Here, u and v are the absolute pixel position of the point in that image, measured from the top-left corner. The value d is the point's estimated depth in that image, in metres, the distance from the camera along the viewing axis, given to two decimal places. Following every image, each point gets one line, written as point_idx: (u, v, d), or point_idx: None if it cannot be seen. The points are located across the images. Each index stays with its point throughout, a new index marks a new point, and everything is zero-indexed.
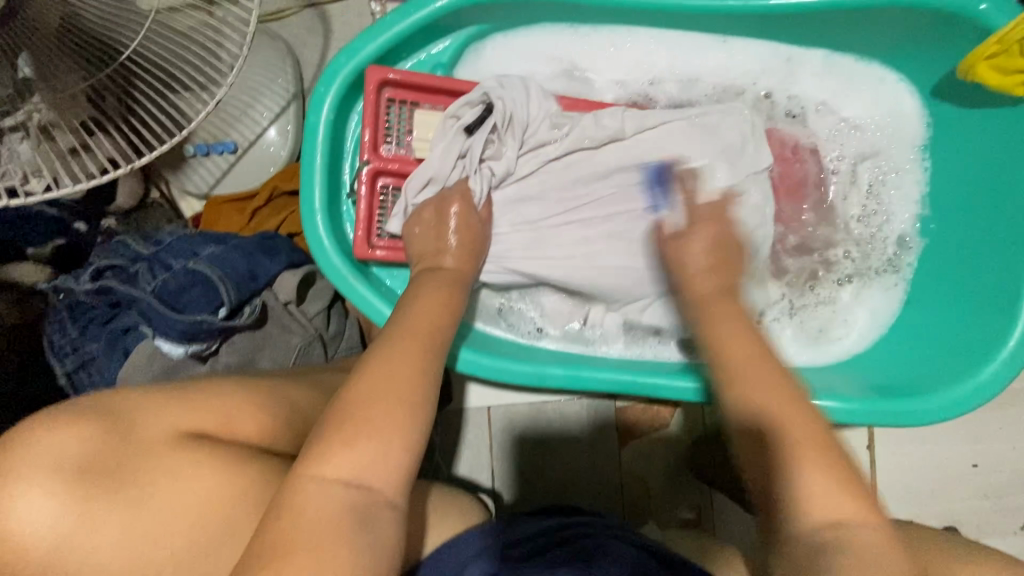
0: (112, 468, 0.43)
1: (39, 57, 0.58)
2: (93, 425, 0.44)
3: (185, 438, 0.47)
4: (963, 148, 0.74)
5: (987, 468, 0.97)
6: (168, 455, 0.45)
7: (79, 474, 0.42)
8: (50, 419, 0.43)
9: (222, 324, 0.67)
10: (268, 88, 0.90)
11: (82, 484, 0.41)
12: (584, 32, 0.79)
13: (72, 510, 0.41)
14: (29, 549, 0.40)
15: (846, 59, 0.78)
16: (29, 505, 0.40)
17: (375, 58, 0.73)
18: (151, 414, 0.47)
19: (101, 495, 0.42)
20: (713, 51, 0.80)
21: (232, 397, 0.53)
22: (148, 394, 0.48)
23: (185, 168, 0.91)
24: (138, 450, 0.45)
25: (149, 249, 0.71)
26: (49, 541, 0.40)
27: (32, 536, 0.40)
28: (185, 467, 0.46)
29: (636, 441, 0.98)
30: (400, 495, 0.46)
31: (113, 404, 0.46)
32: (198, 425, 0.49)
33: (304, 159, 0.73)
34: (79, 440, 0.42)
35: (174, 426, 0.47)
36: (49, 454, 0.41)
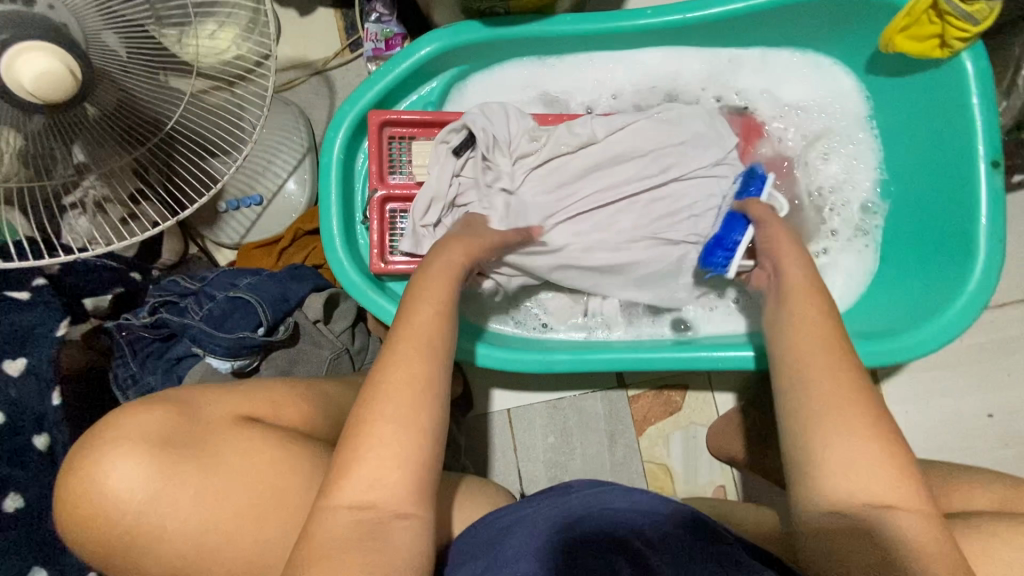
0: (190, 439, 0.52)
1: (91, 143, 0.71)
2: (168, 408, 0.53)
3: (244, 419, 0.56)
4: (905, 112, 0.82)
5: (1005, 416, 0.98)
6: (232, 430, 0.54)
7: (165, 442, 0.50)
8: (136, 404, 0.52)
9: (263, 339, 0.77)
10: (286, 145, 1.04)
11: (162, 453, 0.50)
12: (551, 61, 0.91)
13: (160, 470, 0.49)
14: (126, 503, 0.48)
15: (784, 52, 0.88)
16: (126, 466, 0.48)
17: (374, 104, 0.85)
18: (213, 401, 0.56)
19: (177, 461, 0.50)
20: (666, 60, 0.90)
21: (277, 390, 0.61)
22: (212, 389, 0.57)
23: (219, 222, 1.03)
24: (206, 428, 0.53)
25: (195, 285, 0.81)
26: (141, 497, 0.48)
27: (128, 492, 0.48)
28: (246, 439, 0.54)
29: (653, 428, 1.02)
30: (428, 445, 0.52)
31: (184, 395, 0.55)
32: (251, 412, 0.57)
33: (321, 195, 0.84)
34: (157, 419, 0.51)
35: (232, 410, 0.56)
36: (142, 426, 0.50)
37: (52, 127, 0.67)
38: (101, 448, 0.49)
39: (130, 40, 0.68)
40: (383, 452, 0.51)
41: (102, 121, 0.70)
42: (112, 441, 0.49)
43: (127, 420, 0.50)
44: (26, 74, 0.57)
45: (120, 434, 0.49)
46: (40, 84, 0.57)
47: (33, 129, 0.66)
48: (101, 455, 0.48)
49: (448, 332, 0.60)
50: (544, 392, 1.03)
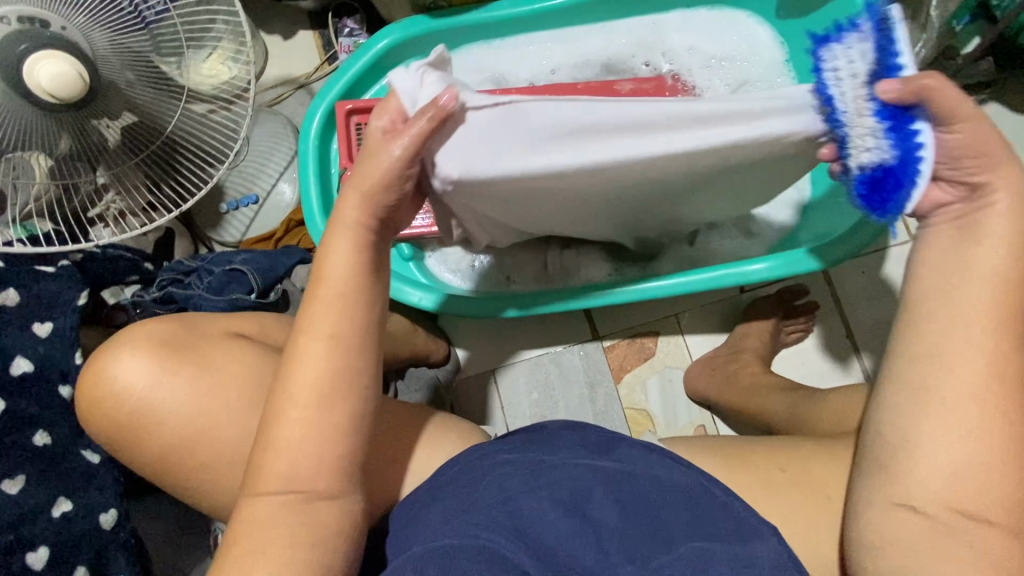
0: (188, 343, 0.61)
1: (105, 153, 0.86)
2: (170, 321, 0.62)
3: (235, 334, 0.64)
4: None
5: None
6: (223, 339, 0.63)
7: (165, 344, 0.60)
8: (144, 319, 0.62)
9: (255, 302, 0.87)
10: (276, 149, 1.16)
11: (163, 350, 0.59)
12: (496, 46, 1.02)
13: (159, 365, 0.58)
14: (132, 394, 0.58)
15: (703, 12, 0.97)
16: (133, 363, 0.58)
17: (342, 95, 0.97)
18: (211, 321, 0.65)
19: (175, 359, 0.59)
20: (600, 30, 1.00)
21: (264, 319, 0.70)
22: (210, 316, 0.66)
23: (222, 222, 1.15)
24: (203, 335, 0.62)
25: (196, 264, 0.92)
26: (144, 387, 0.57)
27: (132, 384, 0.57)
28: (234, 345, 0.62)
29: (630, 375, 1.07)
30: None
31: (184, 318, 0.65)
32: (242, 328, 0.66)
33: (302, 178, 0.94)
34: (162, 327, 0.61)
35: (229, 327, 0.65)
36: (146, 332, 0.60)
37: (70, 137, 0.81)
38: (115, 347, 0.59)
39: (134, 65, 0.82)
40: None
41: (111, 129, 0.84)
42: (126, 341, 0.59)
43: (138, 327, 0.60)
44: (43, 77, 0.70)
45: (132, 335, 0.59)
46: (55, 83, 0.70)
47: (59, 143, 0.81)
48: (117, 351, 0.59)
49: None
50: (525, 350, 1.10)
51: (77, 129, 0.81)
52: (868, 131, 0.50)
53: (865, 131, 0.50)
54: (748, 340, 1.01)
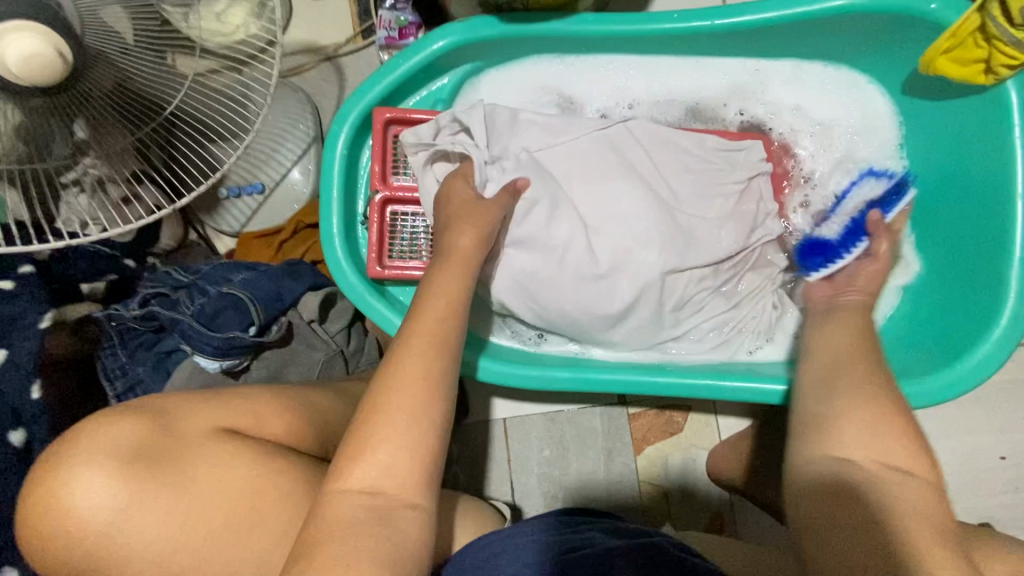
0: (162, 452, 0.53)
1: (93, 122, 0.67)
2: (138, 419, 0.53)
3: (223, 431, 0.57)
4: (951, 136, 0.75)
5: (1016, 460, 0.94)
6: (208, 443, 0.55)
7: (134, 457, 0.51)
8: (105, 416, 0.53)
9: (254, 340, 0.74)
10: (291, 132, 1.00)
11: (131, 471, 0.50)
12: (570, 63, 0.86)
13: (126, 490, 0.50)
14: (91, 520, 0.49)
15: (816, 66, 0.82)
16: (92, 486, 0.49)
17: (382, 98, 0.82)
18: (190, 415, 0.56)
19: (146, 479, 0.51)
20: (693, 66, 0.85)
21: (262, 400, 0.62)
22: (190, 399, 0.58)
23: (219, 209, 1.00)
24: (181, 439, 0.54)
25: (189, 278, 0.80)
26: (107, 516, 0.49)
27: (92, 511, 0.49)
28: (221, 453, 0.54)
29: (652, 447, 0.99)
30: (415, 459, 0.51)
31: (157, 403, 0.56)
32: (232, 424, 0.58)
33: (322, 192, 0.81)
34: (130, 432, 0.52)
35: (211, 422, 0.57)
36: (110, 440, 0.51)
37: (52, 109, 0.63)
38: (69, 463, 0.50)
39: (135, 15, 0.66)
40: (377, 475, 0.50)
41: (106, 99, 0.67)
42: (82, 451, 0.50)
43: (96, 432, 0.51)
44: (11, 55, 0.54)
45: (91, 446, 0.50)
46: (27, 66, 0.55)
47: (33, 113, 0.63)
48: (70, 470, 0.49)
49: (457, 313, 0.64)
50: (542, 403, 1.01)
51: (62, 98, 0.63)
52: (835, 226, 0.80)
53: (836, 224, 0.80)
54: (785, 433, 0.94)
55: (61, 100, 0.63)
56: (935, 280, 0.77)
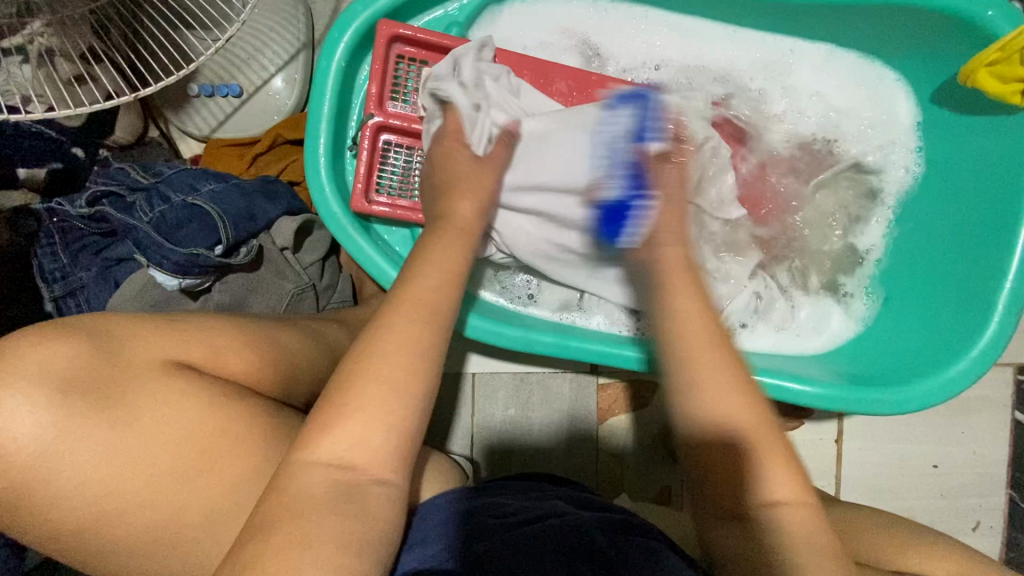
0: (103, 385, 0.48)
1: None
2: (77, 340, 0.48)
3: (174, 365, 0.51)
4: (967, 152, 0.74)
5: (947, 469, 1.00)
6: (155, 379, 0.49)
7: (67, 388, 0.46)
8: (39, 333, 0.47)
9: (219, 261, 0.67)
10: (278, 34, 0.89)
11: (64, 399, 0.45)
12: (600, 8, 0.79)
13: (57, 423, 0.45)
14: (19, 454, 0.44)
15: (849, 55, 0.79)
16: (19, 414, 0.44)
17: (390, 10, 0.73)
18: (135, 339, 0.51)
19: (81, 406, 0.46)
20: (726, 36, 0.80)
21: (219, 334, 0.56)
22: (136, 323, 0.53)
23: (187, 107, 0.89)
24: (125, 370, 0.49)
25: (148, 181, 0.71)
26: (37, 450, 0.44)
27: (22, 444, 0.44)
28: (170, 392, 0.49)
29: (616, 418, 1.00)
30: (394, 420, 0.48)
31: (99, 325, 0.51)
32: (185, 356, 0.53)
33: (311, 104, 0.72)
34: (66, 353, 0.47)
35: (163, 352, 0.51)
36: (42, 365, 0.46)
37: None
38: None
39: None
40: (348, 446, 0.46)
41: None
42: (8, 376, 0.44)
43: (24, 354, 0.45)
44: None
45: (16, 367, 0.45)
46: None
47: None
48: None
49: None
50: (514, 363, 0.99)
51: None
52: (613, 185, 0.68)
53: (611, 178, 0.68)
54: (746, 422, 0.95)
55: None
56: (922, 289, 0.77)
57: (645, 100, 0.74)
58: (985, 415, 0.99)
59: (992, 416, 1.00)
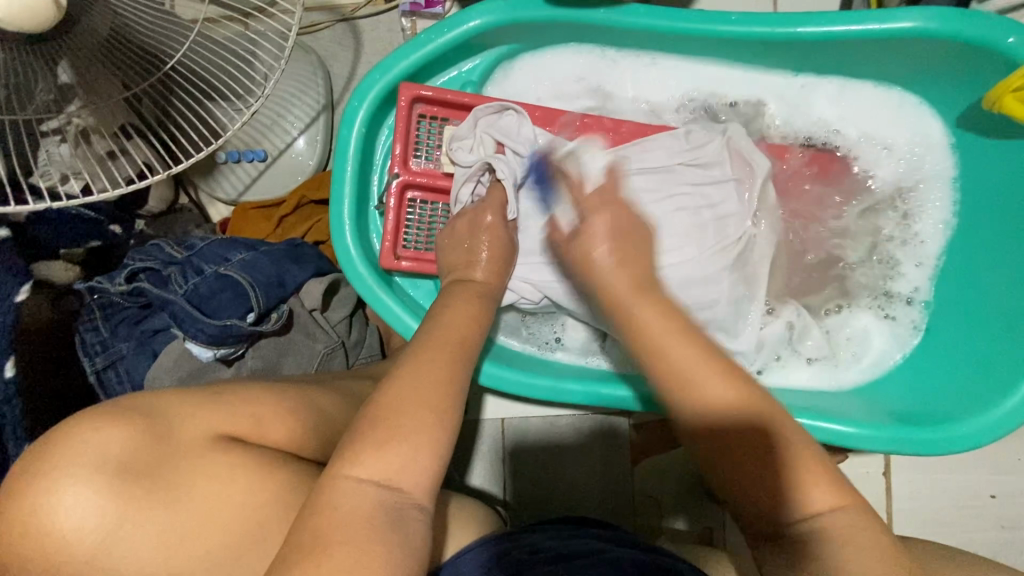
0: (154, 467, 0.47)
1: (79, 65, 0.62)
2: (126, 421, 0.47)
3: (220, 440, 0.51)
4: (1005, 176, 0.72)
5: (1006, 499, 0.95)
6: (202, 457, 0.49)
7: (122, 474, 0.45)
8: (94, 415, 0.47)
9: (252, 329, 0.69)
10: (299, 99, 0.92)
11: (119, 484, 0.45)
12: (610, 56, 0.80)
13: (113, 509, 0.44)
14: (74, 547, 0.43)
15: (865, 83, 0.78)
16: (74, 503, 0.43)
17: (408, 75, 0.75)
18: (186, 417, 0.51)
19: (133, 491, 0.45)
20: (738, 74, 0.80)
21: (262, 405, 0.56)
22: (185, 398, 0.52)
23: (216, 174, 0.93)
24: (173, 451, 0.48)
25: (182, 254, 0.73)
26: (93, 537, 0.44)
27: (77, 533, 0.43)
28: (212, 468, 0.49)
29: (650, 458, 0.98)
30: (424, 498, 0.48)
31: (152, 403, 0.50)
32: (233, 429, 0.53)
33: (335, 169, 0.74)
34: (121, 436, 0.46)
35: (207, 427, 0.51)
36: (95, 451, 0.45)
37: (40, 47, 0.58)
38: (47, 481, 0.43)
39: None
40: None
41: (98, 45, 0.61)
42: (64, 465, 0.44)
43: (82, 441, 0.45)
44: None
45: (73, 453, 0.44)
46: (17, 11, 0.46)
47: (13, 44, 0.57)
48: (48, 491, 0.43)
49: (477, 326, 0.61)
50: (542, 406, 0.98)
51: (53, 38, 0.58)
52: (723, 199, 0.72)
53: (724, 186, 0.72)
54: None
55: (50, 41, 0.58)
56: (966, 319, 0.74)
57: (665, 144, 0.75)
58: None
59: None
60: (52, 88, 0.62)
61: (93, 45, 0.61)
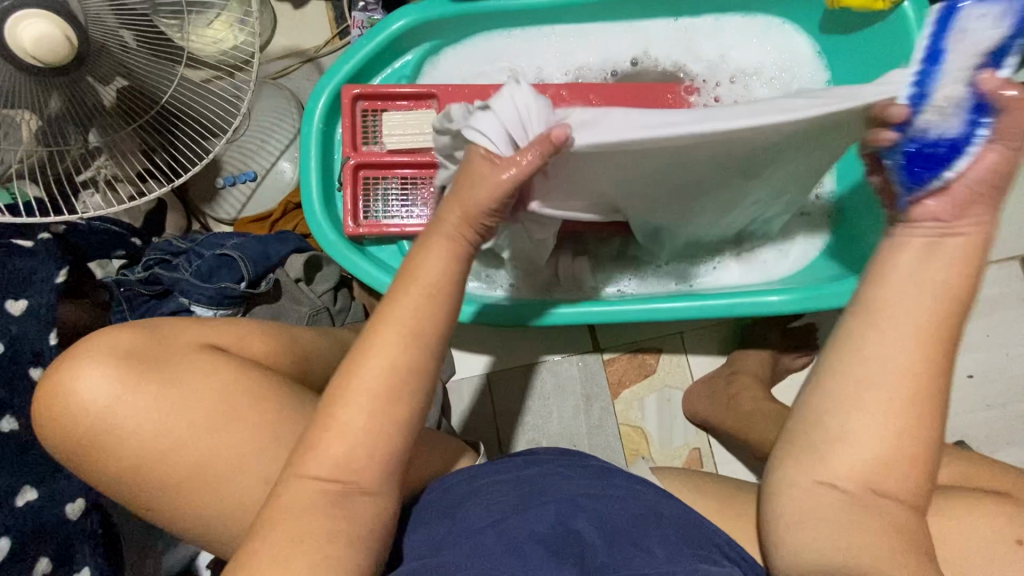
0: (156, 360, 0.59)
1: (105, 128, 0.81)
2: (136, 331, 0.60)
3: (206, 347, 0.62)
4: (873, 64, 0.82)
5: (985, 378, 0.97)
6: (193, 355, 0.60)
7: (132, 362, 0.58)
8: (112, 327, 0.60)
9: (244, 292, 0.84)
10: (279, 126, 1.11)
11: (128, 369, 0.57)
12: (517, 36, 0.96)
13: (123, 389, 0.56)
14: (95, 416, 0.56)
15: (735, 16, 0.91)
16: (95, 383, 0.56)
17: (351, 77, 0.91)
18: (180, 330, 0.62)
19: (141, 374, 0.57)
20: (626, 29, 0.94)
21: (241, 327, 0.66)
22: (179, 321, 0.63)
23: (217, 198, 1.10)
24: (172, 350, 0.60)
25: (186, 245, 0.88)
26: (110, 408, 0.56)
27: (98, 403, 0.56)
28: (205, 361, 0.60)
29: (629, 391, 1.04)
30: None
31: (152, 322, 0.63)
32: (215, 341, 0.63)
33: (302, 160, 0.90)
34: (130, 339, 0.59)
35: (199, 338, 0.62)
36: (111, 347, 0.58)
37: (73, 115, 0.76)
38: (80, 366, 0.56)
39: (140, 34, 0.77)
40: None
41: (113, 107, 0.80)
42: (89, 355, 0.57)
43: (99, 340, 0.58)
44: (25, 35, 0.63)
45: (96, 348, 0.57)
46: (39, 47, 0.64)
47: (53, 114, 0.75)
48: (79, 372, 0.56)
49: None
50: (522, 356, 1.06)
51: (78, 109, 0.76)
52: (951, 103, 0.49)
53: (953, 97, 0.49)
54: (753, 366, 0.97)
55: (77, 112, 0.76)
56: None
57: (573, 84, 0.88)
58: (1004, 313, 0.98)
59: (1010, 314, 0.98)
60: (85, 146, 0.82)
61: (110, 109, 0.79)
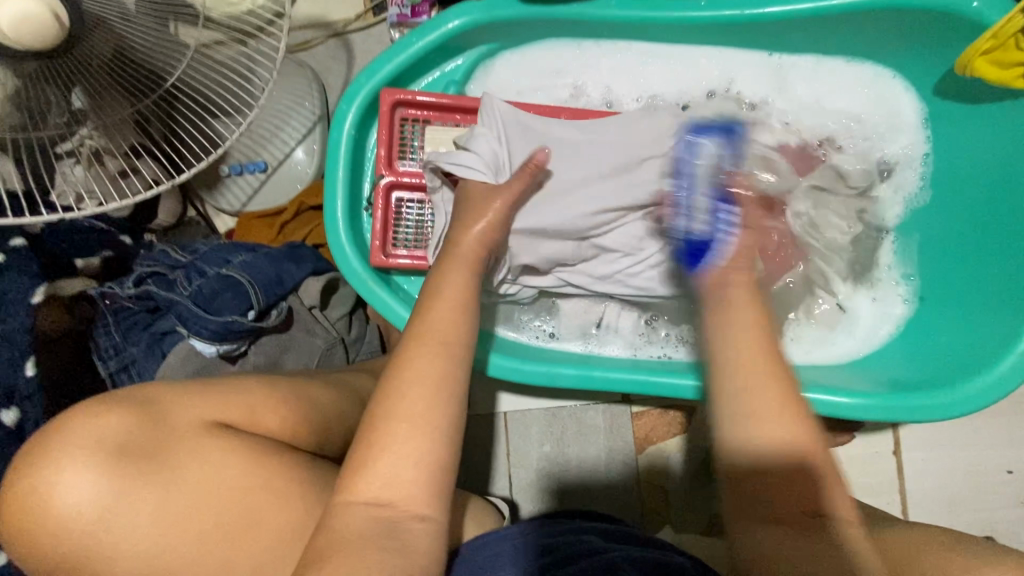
0: (149, 452, 0.48)
1: (92, 92, 0.61)
2: (127, 411, 0.49)
3: (211, 426, 0.52)
4: (993, 146, 0.73)
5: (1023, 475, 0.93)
6: (197, 441, 0.50)
7: (119, 455, 0.47)
8: (94, 405, 0.49)
9: (253, 325, 0.72)
10: (296, 110, 0.97)
11: (114, 466, 0.47)
12: (586, 48, 0.83)
13: (108, 493, 0.46)
14: (70, 525, 0.45)
15: (837, 58, 0.80)
16: (73, 486, 0.45)
17: (392, 79, 0.78)
18: (180, 405, 0.52)
19: (132, 473, 0.47)
20: (712, 54, 0.82)
21: (253, 396, 0.57)
22: (177, 389, 0.54)
23: (220, 187, 0.97)
24: (169, 436, 0.50)
25: (187, 258, 0.77)
26: (90, 516, 0.45)
27: (74, 511, 0.45)
28: (210, 451, 0.50)
29: (654, 447, 0.97)
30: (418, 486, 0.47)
31: (148, 393, 0.52)
32: (222, 416, 0.54)
33: (328, 172, 0.77)
34: (118, 423, 0.48)
35: (203, 416, 0.52)
36: (92, 434, 0.47)
37: (50, 74, 0.57)
38: (52, 463, 0.45)
39: None
40: None
41: (104, 68, 0.60)
42: (65, 448, 0.46)
43: (77, 426, 0.47)
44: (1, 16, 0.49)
45: (74, 438, 0.46)
46: (21, 29, 0.50)
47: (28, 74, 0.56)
48: (50, 471, 0.45)
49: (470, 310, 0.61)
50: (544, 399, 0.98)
51: (60, 69, 0.57)
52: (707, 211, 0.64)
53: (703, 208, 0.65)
54: None
55: (57, 72, 0.57)
56: (954, 288, 0.75)
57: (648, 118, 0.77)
58: None
59: None
60: (65, 116, 0.62)
61: (102, 71, 0.60)
